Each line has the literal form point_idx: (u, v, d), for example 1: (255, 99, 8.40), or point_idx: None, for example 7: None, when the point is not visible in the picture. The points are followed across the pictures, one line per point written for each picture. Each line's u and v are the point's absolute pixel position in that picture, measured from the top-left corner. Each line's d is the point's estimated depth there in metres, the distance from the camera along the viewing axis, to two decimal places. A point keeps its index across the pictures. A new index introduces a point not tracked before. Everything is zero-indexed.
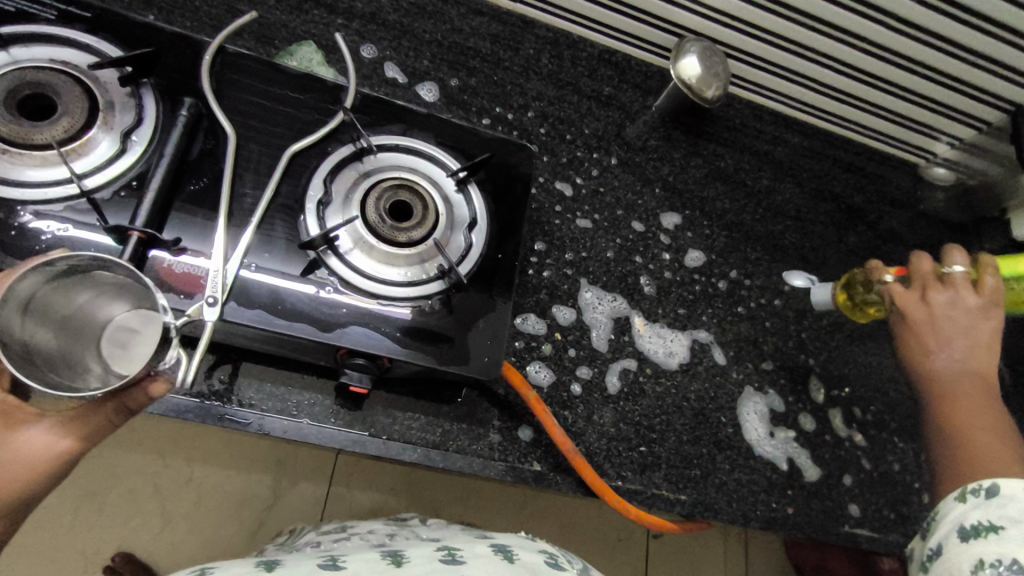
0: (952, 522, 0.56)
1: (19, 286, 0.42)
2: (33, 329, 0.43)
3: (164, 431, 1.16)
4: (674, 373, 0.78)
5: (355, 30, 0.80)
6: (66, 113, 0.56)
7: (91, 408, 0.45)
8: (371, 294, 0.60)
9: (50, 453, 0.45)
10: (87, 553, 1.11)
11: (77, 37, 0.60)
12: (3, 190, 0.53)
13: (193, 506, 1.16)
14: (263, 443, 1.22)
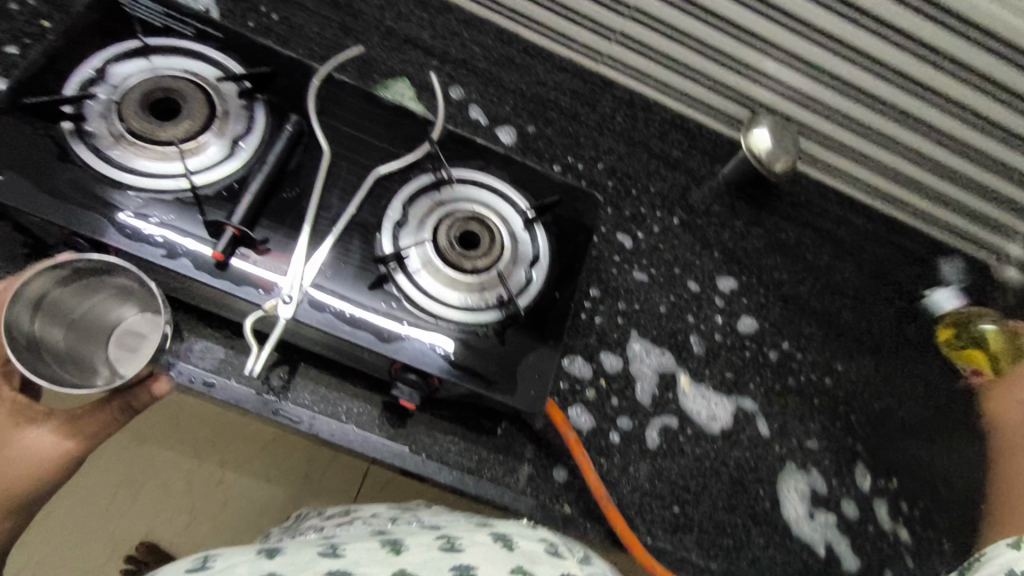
0: (999, 563, 0.53)
1: (36, 291, 0.53)
2: (47, 327, 0.55)
3: (207, 430, 1.21)
4: (715, 436, 0.77)
5: (446, 72, 0.86)
6: (190, 117, 0.63)
7: (97, 405, 0.56)
8: (431, 314, 0.63)
9: (56, 451, 0.55)
10: (116, 540, 1.14)
11: (208, 53, 0.67)
12: (124, 176, 0.59)
13: (221, 507, 1.19)
14: (295, 452, 1.25)
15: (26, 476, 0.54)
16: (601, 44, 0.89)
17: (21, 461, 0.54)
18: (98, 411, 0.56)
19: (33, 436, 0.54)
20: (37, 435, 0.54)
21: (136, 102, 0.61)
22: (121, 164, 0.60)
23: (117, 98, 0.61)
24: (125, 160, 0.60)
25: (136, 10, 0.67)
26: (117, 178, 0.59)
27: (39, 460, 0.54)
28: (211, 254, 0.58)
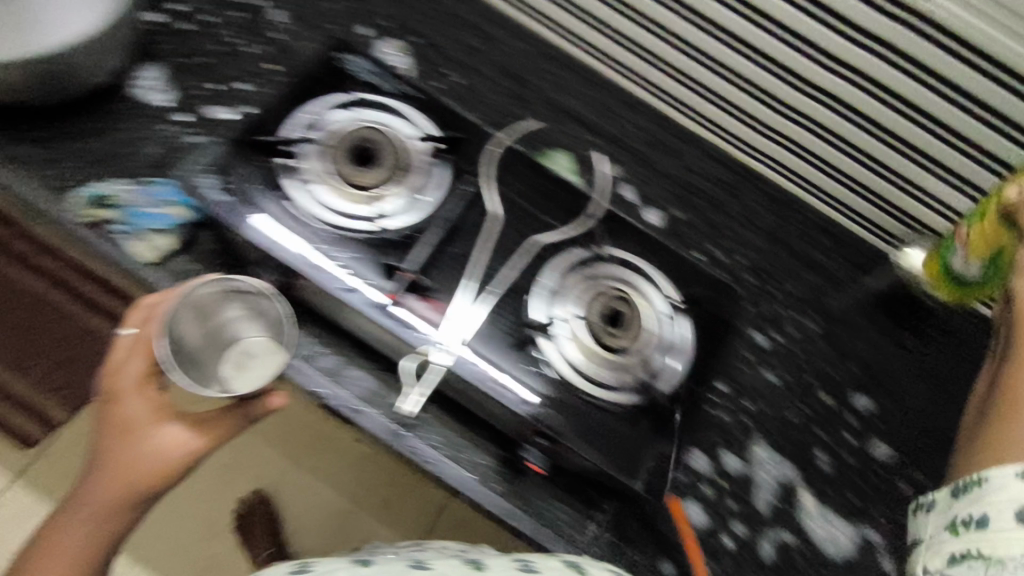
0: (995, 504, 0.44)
1: (192, 294, 0.58)
2: (186, 332, 0.58)
3: (309, 434, 1.30)
4: (833, 564, 0.72)
5: (603, 149, 0.90)
6: (383, 167, 0.69)
7: (221, 413, 0.58)
8: (570, 385, 0.65)
9: (180, 450, 0.56)
10: (210, 518, 1.25)
11: (406, 111, 0.74)
12: (322, 213, 0.66)
13: (303, 509, 1.27)
14: (382, 473, 1.29)
15: (148, 474, 0.55)
16: (759, 142, 0.87)
17: (150, 456, 0.55)
18: (219, 418, 0.58)
19: (162, 434, 0.56)
20: (166, 434, 0.56)
21: (343, 149, 0.69)
22: (321, 201, 0.67)
23: (328, 143, 0.69)
24: (325, 198, 0.67)
25: (354, 67, 0.76)
26: (315, 216, 0.66)
27: (163, 457, 0.55)
28: (383, 293, 0.63)
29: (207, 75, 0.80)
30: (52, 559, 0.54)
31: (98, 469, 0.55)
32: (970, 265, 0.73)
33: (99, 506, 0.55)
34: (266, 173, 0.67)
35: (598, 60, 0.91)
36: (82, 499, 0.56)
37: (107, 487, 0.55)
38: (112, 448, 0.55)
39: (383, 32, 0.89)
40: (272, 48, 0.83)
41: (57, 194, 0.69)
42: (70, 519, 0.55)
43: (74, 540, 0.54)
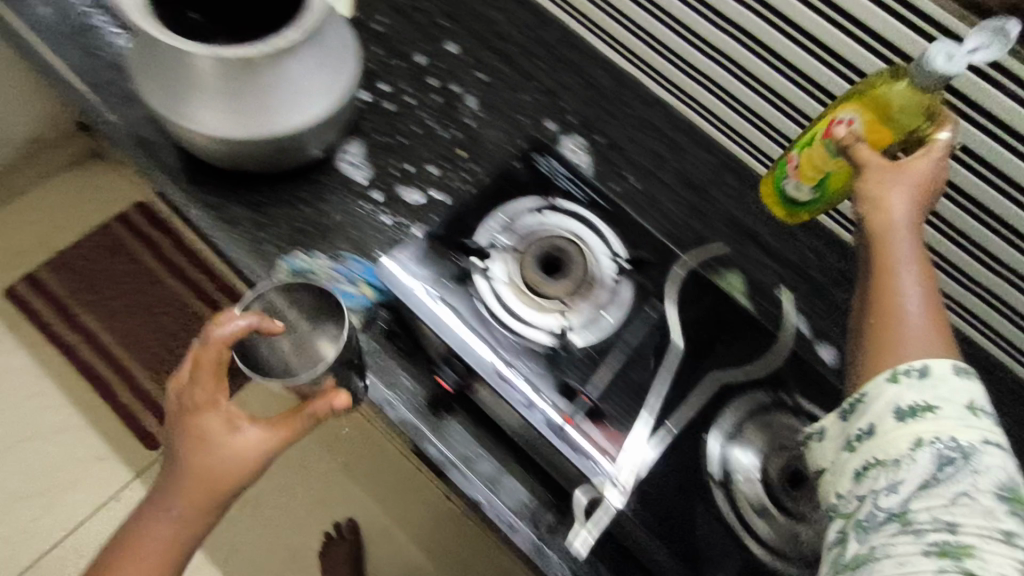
0: (886, 402, 0.48)
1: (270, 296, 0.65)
2: (274, 344, 0.67)
3: (393, 484, 1.41)
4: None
5: (780, 275, 0.86)
6: (571, 280, 0.68)
7: (287, 414, 0.59)
8: (740, 544, 0.61)
9: (252, 455, 0.57)
10: (297, 544, 1.39)
11: (597, 222, 0.73)
12: (507, 320, 0.67)
13: (379, 556, 1.37)
14: (457, 539, 1.36)
15: (226, 478, 0.57)
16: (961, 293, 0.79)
17: (224, 454, 0.57)
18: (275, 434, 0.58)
19: (237, 435, 0.57)
20: (241, 436, 0.57)
21: (534, 256, 0.69)
22: (507, 307, 0.67)
23: (519, 247, 0.69)
24: (511, 304, 0.67)
25: (542, 165, 0.76)
26: (500, 322, 0.66)
27: (245, 459, 0.57)
28: (561, 414, 0.63)
29: (400, 155, 0.83)
30: (140, 558, 0.56)
31: (170, 478, 0.57)
32: (802, 189, 0.74)
33: (179, 509, 0.57)
34: (458, 268, 0.68)
35: None
36: (161, 507, 0.57)
37: (182, 498, 0.57)
38: (184, 453, 0.57)
39: (569, 129, 0.91)
40: (463, 135, 0.85)
41: (261, 261, 0.73)
42: (151, 526, 0.57)
43: (157, 536, 0.57)
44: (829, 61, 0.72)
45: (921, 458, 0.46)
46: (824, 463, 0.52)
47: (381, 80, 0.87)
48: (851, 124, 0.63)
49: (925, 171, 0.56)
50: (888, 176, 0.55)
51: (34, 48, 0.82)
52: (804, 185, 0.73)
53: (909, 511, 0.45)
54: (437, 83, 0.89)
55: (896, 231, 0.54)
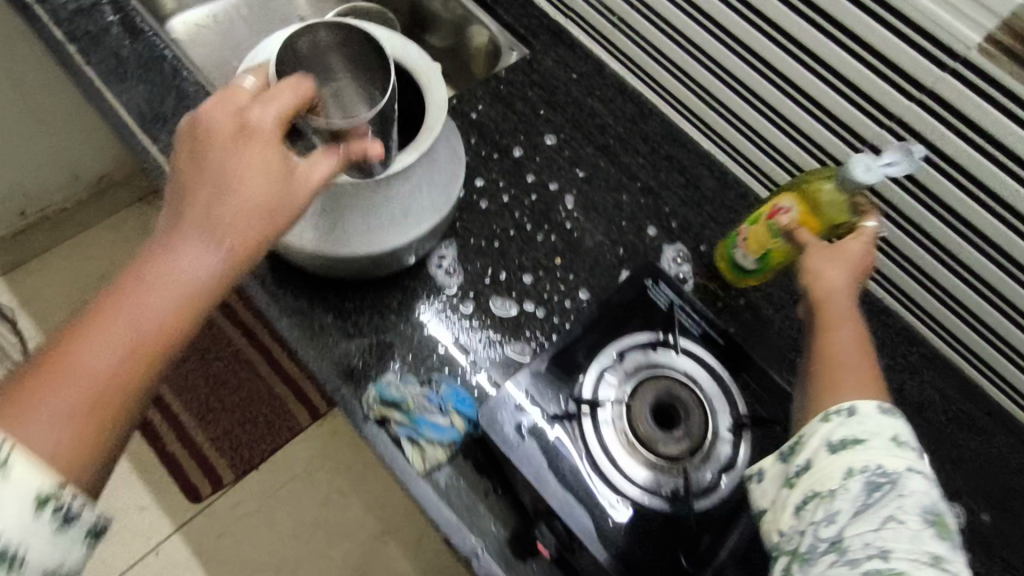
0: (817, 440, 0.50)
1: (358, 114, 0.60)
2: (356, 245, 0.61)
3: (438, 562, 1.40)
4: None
5: None
6: (689, 435, 0.61)
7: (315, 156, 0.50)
8: None
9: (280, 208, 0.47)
10: None
11: (711, 362, 0.66)
12: (614, 478, 0.60)
13: None
14: None
15: (257, 238, 0.45)
16: None
17: (251, 211, 0.45)
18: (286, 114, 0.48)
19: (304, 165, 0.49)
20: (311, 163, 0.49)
21: (644, 404, 0.62)
22: (614, 462, 0.61)
23: (627, 392, 0.63)
24: (618, 459, 0.61)
25: (655, 295, 0.69)
26: (609, 479, 0.60)
27: (257, 232, 0.45)
28: None
29: (492, 260, 0.77)
30: (104, 343, 0.39)
31: (196, 206, 0.45)
32: (748, 260, 0.74)
33: (221, 254, 0.44)
34: (562, 414, 0.62)
35: (904, 308, 0.82)
36: (206, 233, 0.44)
37: (233, 240, 0.44)
38: (256, 170, 0.46)
39: (671, 236, 0.83)
40: (560, 241, 0.80)
41: (345, 374, 0.68)
42: (187, 249, 0.43)
43: (168, 285, 0.42)
44: (984, 199, 0.66)
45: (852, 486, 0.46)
46: (764, 504, 0.52)
47: (477, 176, 0.83)
48: (788, 215, 0.68)
49: (858, 257, 0.62)
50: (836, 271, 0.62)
51: (124, 123, 0.79)
52: (749, 254, 0.73)
53: (844, 541, 0.44)
54: (534, 181, 0.84)
55: (836, 300, 0.60)
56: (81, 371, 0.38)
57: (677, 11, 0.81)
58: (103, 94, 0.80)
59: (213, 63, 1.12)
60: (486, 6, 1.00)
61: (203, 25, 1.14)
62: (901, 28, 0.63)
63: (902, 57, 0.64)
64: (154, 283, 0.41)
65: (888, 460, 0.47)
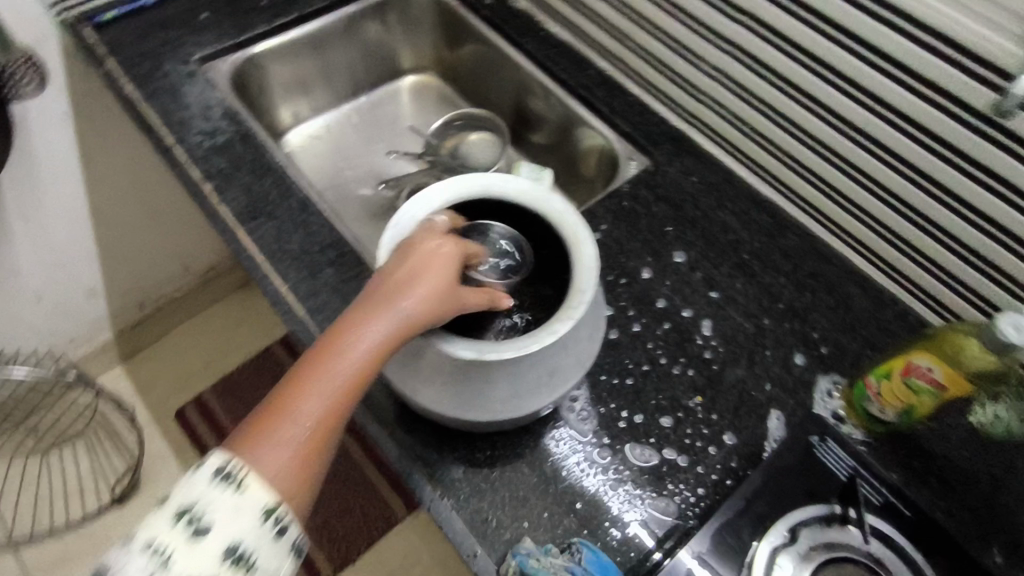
0: None
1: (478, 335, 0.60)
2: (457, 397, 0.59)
3: None
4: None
5: None
6: None
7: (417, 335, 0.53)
8: None
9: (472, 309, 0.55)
10: None
11: (894, 535, 0.59)
12: None
13: None
14: None
15: (429, 323, 0.52)
16: None
17: (434, 304, 0.52)
18: (462, 249, 0.56)
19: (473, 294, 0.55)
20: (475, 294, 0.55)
21: None
22: None
23: None
24: None
25: (826, 457, 0.63)
26: None
27: (452, 305, 0.53)
28: None
29: (630, 402, 0.72)
30: (294, 402, 0.48)
31: (383, 292, 0.52)
32: (885, 415, 0.67)
33: (399, 335, 0.50)
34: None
35: None
36: (391, 319, 0.51)
37: (414, 319, 0.51)
38: (439, 280, 0.53)
39: (823, 366, 0.75)
40: (700, 376, 0.75)
41: (479, 535, 0.64)
42: (359, 333, 0.50)
43: (348, 365, 0.49)
44: None
45: None
46: None
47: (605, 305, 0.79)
48: (930, 375, 0.62)
49: None
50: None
51: (255, 264, 0.80)
52: (887, 405, 0.66)
53: None
54: (667, 307, 0.79)
55: None
56: (276, 438, 0.47)
57: (825, 126, 0.75)
58: (238, 235, 0.82)
59: (330, 176, 1.15)
60: (602, 112, 0.98)
61: (318, 136, 1.18)
62: None
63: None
64: (342, 357, 0.49)
65: None
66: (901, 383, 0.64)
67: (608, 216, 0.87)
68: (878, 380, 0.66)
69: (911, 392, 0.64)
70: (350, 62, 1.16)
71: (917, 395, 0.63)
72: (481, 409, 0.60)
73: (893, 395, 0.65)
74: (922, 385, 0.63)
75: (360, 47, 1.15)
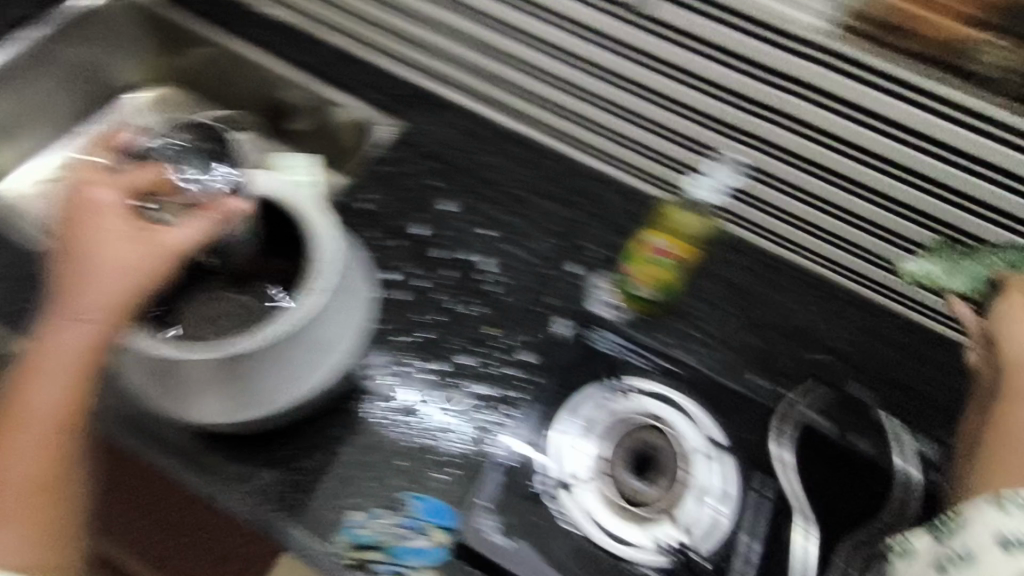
0: (990, 527, 0.44)
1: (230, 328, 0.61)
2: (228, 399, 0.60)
3: None
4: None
5: (867, 379, 0.77)
6: (669, 478, 0.62)
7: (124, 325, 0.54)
8: None
9: (175, 248, 0.54)
10: None
11: (664, 391, 0.66)
12: (620, 549, 0.60)
13: None
14: None
15: (122, 296, 0.52)
16: None
17: (121, 278, 0.52)
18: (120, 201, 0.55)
19: (161, 234, 0.54)
20: (163, 234, 0.54)
21: (622, 464, 0.63)
22: (611, 532, 0.61)
23: (605, 456, 0.63)
24: (614, 528, 0.61)
25: (599, 344, 0.69)
26: (601, 550, 0.60)
27: (144, 266, 0.53)
28: None
29: (424, 352, 0.75)
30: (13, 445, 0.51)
31: (65, 292, 0.52)
32: (648, 294, 0.76)
33: (85, 336, 0.51)
34: (534, 485, 0.62)
35: (836, 273, 0.80)
36: (76, 323, 0.51)
37: (94, 307, 0.51)
38: (104, 252, 0.52)
39: (595, 268, 0.83)
40: (492, 310, 0.79)
41: (308, 526, 0.64)
42: (46, 352, 0.51)
43: (48, 391, 0.51)
44: (868, 162, 0.68)
45: None
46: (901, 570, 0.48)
47: (382, 269, 0.80)
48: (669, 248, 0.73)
49: None
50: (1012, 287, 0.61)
51: None
52: (640, 284, 0.75)
53: None
54: (448, 256, 0.82)
55: None
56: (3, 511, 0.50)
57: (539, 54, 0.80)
58: None
59: None
60: (347, 86, 0.97)
61: (47, 177, 1.03)
62: (753, 28, 0.65)
63: (771, 59, 0.65)
64: (43, 381, 0.51)
65: None
66: (649, 261, 0.73)
67: (367, 184, 0.87)
68: (631, 265, 0.75)
69: (658, 267, 0.73)
70: (60, 90, 1.03)
71: (664, 268, 0.73)
72: (253, 403, 0.61)
73: (646, 275, 0.74)
74: (665, 258, 0.73)
75: (65, 70, 1.02)
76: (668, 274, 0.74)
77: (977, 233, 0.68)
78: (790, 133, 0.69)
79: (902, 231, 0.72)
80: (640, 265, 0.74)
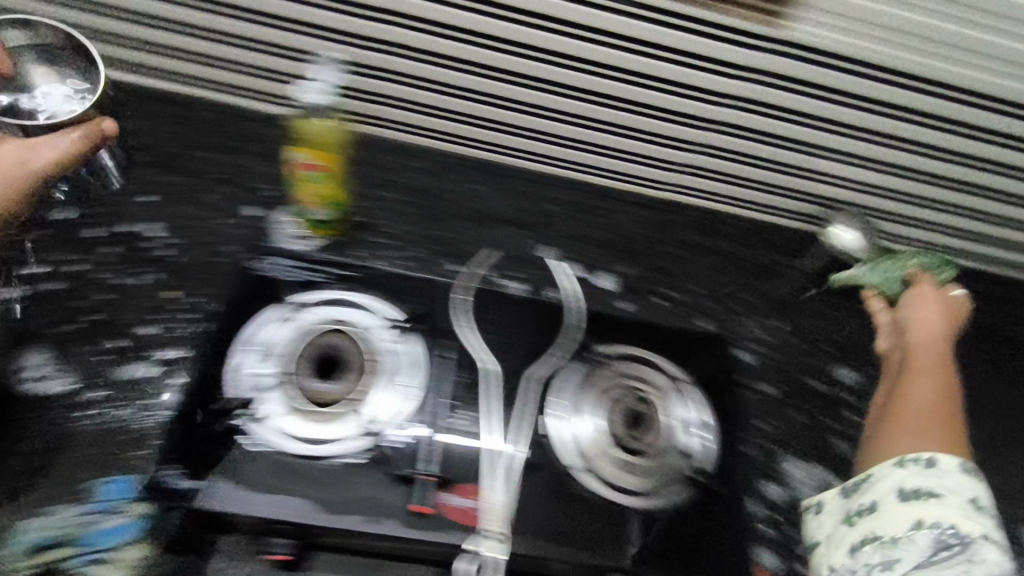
0: (890, 484, 0.62)
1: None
2: None
3: None
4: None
5: (540, 237, 0.89)
6: (355, 368, 0.68)
7: None
8: (626, 507, 0.65)
9: (22, 162, 0.62)
10: None
11: (343, 296, 0.73)
12: (320, 446, 0.63)
13: None
14: None
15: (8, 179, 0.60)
16: (664, 177, 0.93)
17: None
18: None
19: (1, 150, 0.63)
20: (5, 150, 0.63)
21: (307, 371, 0.67)
22: (308, 435, 0.64)
23: (291, 369, 0.67)
24: (311, 429, 0.64)
25: (274, 270, 0.75)
26: (297, 458, 0.63)
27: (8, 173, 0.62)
28: (410, 507, 0.60)
29: (94, 336, 0.69)
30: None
31: None
32: (321, 215, 0.77)
33: None
34: (232, 419, 0.65)
35: (496, 152, 0.90)
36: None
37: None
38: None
39: (274, 205, 0.81)
40: (168, 274, 0.74)
41: None
42: None
43: None
44: (464, 39, 0.75)
45: (922, 538, 0.58)
46: (823, 537, 0.66)
47: (23, 265, 0.72)
48: (315, 165, 0.72)
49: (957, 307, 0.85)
50: (926, 288, 0.86)
51: None
52: (313, 208, 0.76)
53: (888, 562, 0.58)
54: (104, 234, 0.75)
55: (915, 327, 0.81)
56: None
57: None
58: None
59: None
60: None
61: None
62: None
63: None
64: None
65: (951, 514, 0.58)
66: (305, 183, 0.74)
67: None
68: (296, 191, 0.75)
69: (315, 184, 0.74)
70: None
71: (320, 184, 0.74)
72: None
73: (310, 195, 0.75)
74: (317, 175, 0.73)
75: None
76: (331, 188, 0.74)
77: (574, 83, 0.79)
78: (390, 27, 0.74)
79: (538, 102, 0.82)
80: (301, 188, 0.74)
